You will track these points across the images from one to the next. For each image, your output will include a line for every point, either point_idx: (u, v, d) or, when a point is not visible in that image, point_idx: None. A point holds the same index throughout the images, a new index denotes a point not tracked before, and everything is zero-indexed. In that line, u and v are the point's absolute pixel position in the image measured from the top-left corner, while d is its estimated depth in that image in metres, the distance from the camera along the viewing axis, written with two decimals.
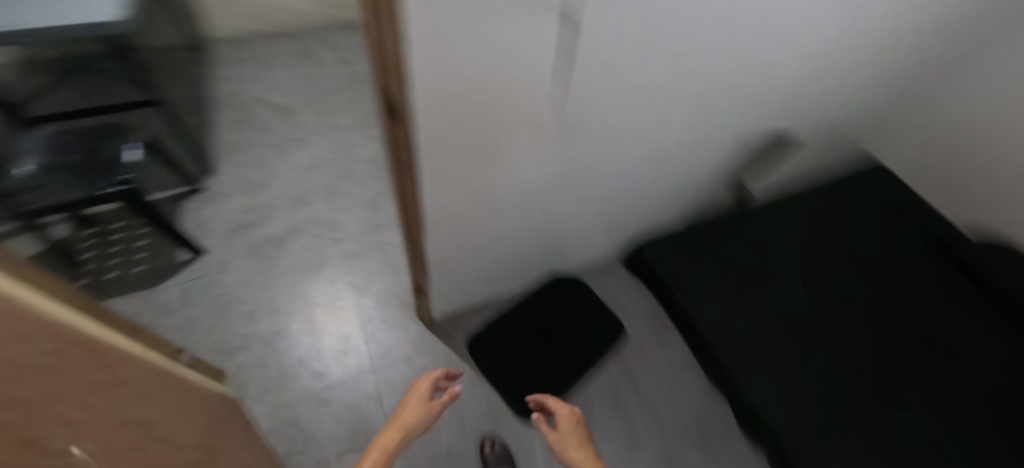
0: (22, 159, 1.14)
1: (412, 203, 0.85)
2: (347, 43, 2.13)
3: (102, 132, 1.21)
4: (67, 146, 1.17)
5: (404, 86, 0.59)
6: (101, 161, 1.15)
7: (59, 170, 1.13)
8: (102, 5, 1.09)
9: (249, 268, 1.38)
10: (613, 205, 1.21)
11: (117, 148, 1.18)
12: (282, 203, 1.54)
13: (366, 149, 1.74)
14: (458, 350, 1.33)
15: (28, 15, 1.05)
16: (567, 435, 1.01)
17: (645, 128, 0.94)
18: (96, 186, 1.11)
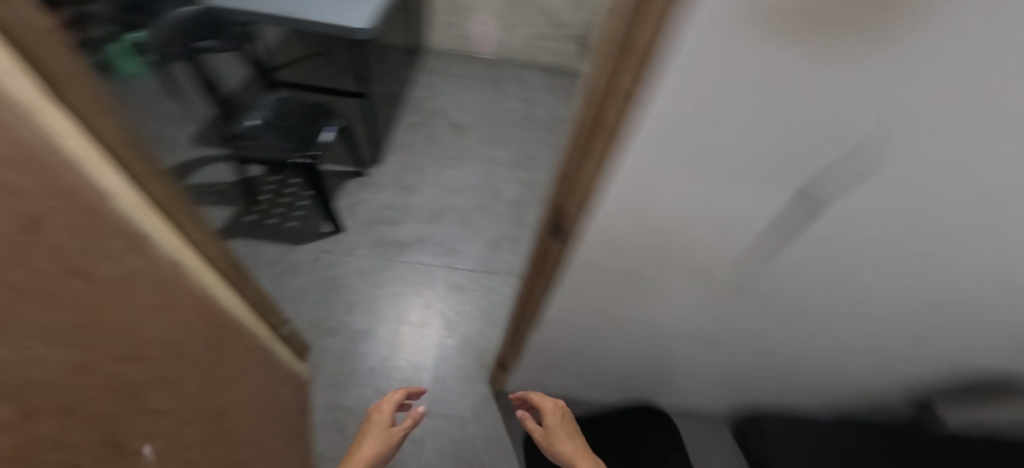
0: (254, 114, 1.36)
1: (534, 300, 0.77)
2: (533, 83, 2.28)
3: (314, 109, 1.41)
4: (287, 112, 1.38)
5: (584, 211, 0.50)
6: (305, 134, 1.33)
7: (275, 131, 1.33)
8: (359, 14, 1.26)
9: (369, 262, 1.46)
10: (750, 372, 1.00)
11: (320, 127, 1.36)
12: (420, 212, 1.62)
13: (510, 189, 1.77)
14: (513, 434, 1.21)
15: (305, 6, 1.26)
16: (555, 430, 0.93)
17: (838, 321, 0.74)
18: (290, 154, 1.28)
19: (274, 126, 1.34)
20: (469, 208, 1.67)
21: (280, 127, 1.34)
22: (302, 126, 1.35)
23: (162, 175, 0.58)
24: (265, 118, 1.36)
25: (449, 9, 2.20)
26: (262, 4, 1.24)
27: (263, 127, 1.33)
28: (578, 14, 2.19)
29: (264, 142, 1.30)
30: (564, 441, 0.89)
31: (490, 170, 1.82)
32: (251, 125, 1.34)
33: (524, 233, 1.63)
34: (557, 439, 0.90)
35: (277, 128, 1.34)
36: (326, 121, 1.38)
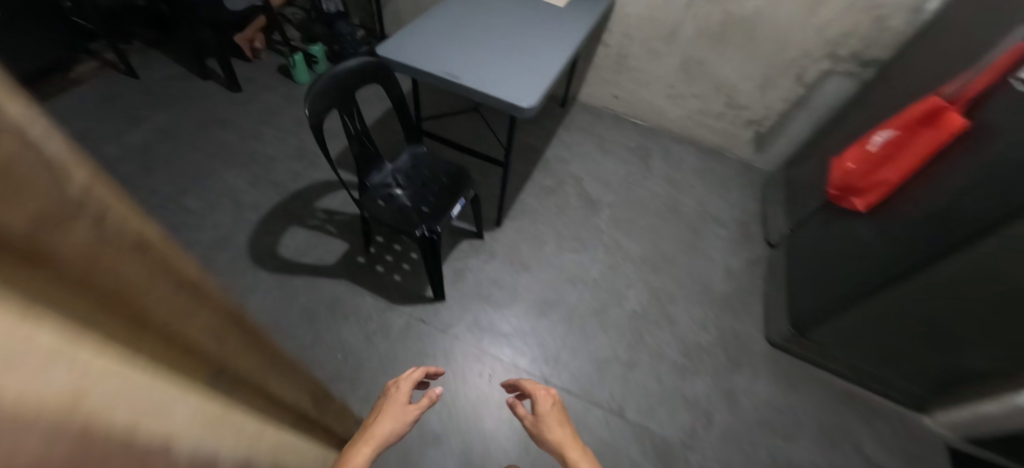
0: (392, 168, 1.29)
1: None
2: (684, 162, 1.98)
3: (450, 172, 1.30)
4: (423, 172, 1.29)
5: None
6: (435, 200, 1.23)
7: (408, 192, 1.24)
8: (529, 91, 1.11)
9: (461, 348, 1.31)
10: None
11: (451, 194, 1.25)
12: (527, 298, 1.44)
13: (634, 295, 1.50)
14: None
15: (473, 72, 1.14)
16: (547, 417, 0.86)
17: None
18: (412, 223, 1.17)
19: (407, 187, 1.25)
20: (582, 310, 1.44)
21: (413, 190, 1.25)
22: (435, 191, 1.25)
23: (254, 342, 0.42)
24: (402, 176, 1.28)
25: (613, 67, 1.99)
26: (431, 62, 1.15)
27: (397, 188, 1.25)
28: (765, 99, 1.83)
29: (393, 203, 1.21)
30: (557, 429, 0.83)
31: (615, 264, 1.57)
32: (385, 182, 1.26)
33: (638, 359, 1.36)
34: (549, 426, 0.84)
35: (409, 191, 1.25)
36: (458, 190, 1.26)
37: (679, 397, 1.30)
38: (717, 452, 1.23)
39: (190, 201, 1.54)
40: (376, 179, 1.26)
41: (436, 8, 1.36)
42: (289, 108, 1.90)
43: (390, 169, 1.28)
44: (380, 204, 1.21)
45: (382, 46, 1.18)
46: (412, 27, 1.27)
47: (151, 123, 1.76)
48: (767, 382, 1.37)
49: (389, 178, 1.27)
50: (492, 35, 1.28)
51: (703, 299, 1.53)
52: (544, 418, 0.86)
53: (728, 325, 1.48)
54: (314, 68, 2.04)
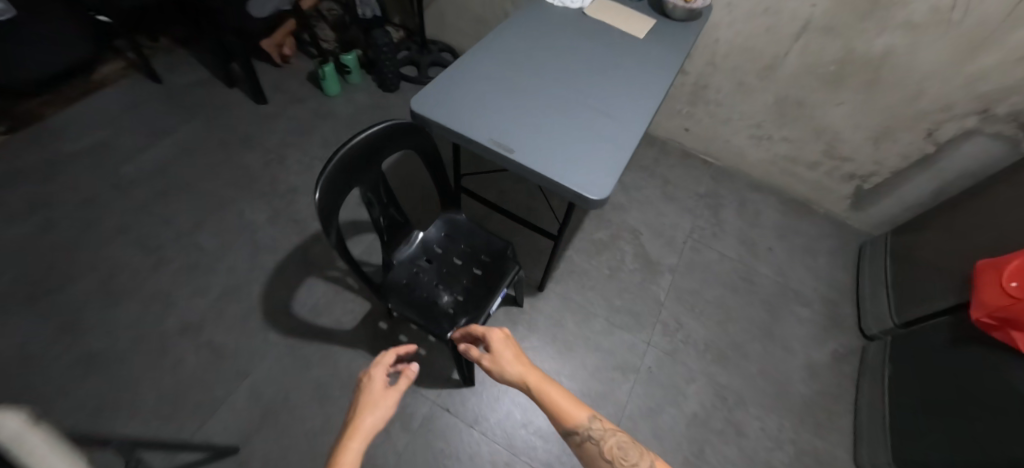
0: (423, 241, 1.09)
1: None
2: (764, 215, 1.68)
3: (492, 248, 1.09)
4: (459, 248, 1.09)
5: None
6: (472, 287, 1.02)
7: (440, 274, 1.04)
8: (599, 175, 0.88)
9: (490, 450, 1.14)
10: None
11: (492, 280, 1.04)
12: (569, 389, 1.24)
13: (694, 392, 1.27)
14: None
15: (528, 141, 0.92)
16: (502, 352, 0.82)
17: None
18: (438, 318, 0.97)
19: (439, 267, 1.05)
20: (630, 410, 1.23)
21: (446, 271, 1.05)
22: (472, 274, 1.05)
23: None
24: (434, 251, 1.08)
25: (688, 97, 1.68)
26: (478, 125, 0.93)
27: (428, 267, 1.05)
28: (876, 153, 1.49)
29: (421, 287, 1.02)
30: (514, 362, 0.80)
31: (673, 350, 1.34)
32: (414, 258, 1.06)
33: None
34: (507, 362, 0.80)
35: (442, 272, 1.04)
36: (498, 277, 1.04)
37: None
38: None
39: (204, 238, 1.40)
40: (405, 254, 1.07)
41: (485, 43, 1.13)
42: (316, 126, 1.71)
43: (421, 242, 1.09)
44: (405, 288, 1.01)
45: (419, 99, 0.96)
46: (455, 71, 1.04)
47: (173, 138, 1.62)
48: None
49: (419, 253, 1.07)
50: (552, 88, 1.04)
51: (779, 404, 1.28)
52: (500, 354, 0.82)
53: (807, 442, 1.23)
54: (346, 78, 1.83)
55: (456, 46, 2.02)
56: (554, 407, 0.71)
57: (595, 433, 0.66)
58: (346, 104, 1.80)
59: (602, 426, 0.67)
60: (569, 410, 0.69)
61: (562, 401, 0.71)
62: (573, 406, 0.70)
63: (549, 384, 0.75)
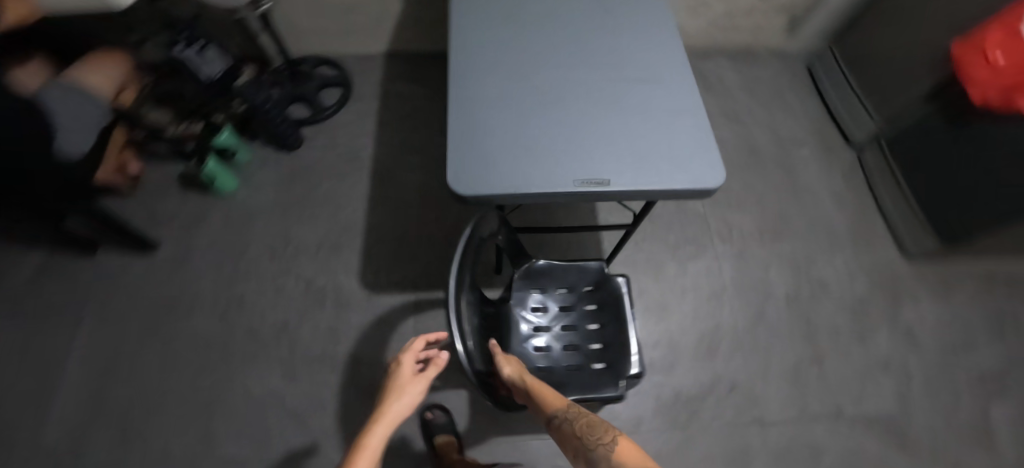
0: (521, 309, 0.95)
1: None
2: (728, 82, 1.68)
3: (587, 276, 0.99)
4: (558, 294, 0.97)
5: None
6: (601, 327, 0.94)
7: (564, 335, 0.94)
8: (698, 159, 0.78)
9: (666, 441, 1.14)
10: None
11: (612, 307, 0.96)
12: (688, 342, 1.25)
13: (776, 278, 1.34)
14: None
15: (604, 159, 0.77)
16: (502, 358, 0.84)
17: None
18: (603, 384, 0.88)
19: (557, 328, 0.94)
20: (743, 328, 1.27)
21: (567, 327, 0.94)
22: (591, 313, 0.95)
23: None
24: (540, 313, 0.95)
25: None
26: (546, 171, 0.75)
27: (548, 335, 0.93)
28: None
29: (559, 361, 0.91)
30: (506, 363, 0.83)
31: (739, 251, 1.37)
32: (529, 335, 0.93)
33: (822, 349, 1.26)
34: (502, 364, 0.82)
35: (563, 332, 0.94)
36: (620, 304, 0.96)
37: (875, 366, 1.25)
38: (933, 403, 1.20)
39: (230, 447, 1.09)
40: (518, 337, 0.93)
41: (456, 57, 0.87)
42: (245, 239, 1.32)
43: (520, 313, 0.94)
44: (546, 373, 0.90)
45: (459, 176, 0.73)
46: (460, 113, 0.80)
47: (74, 359, 1.16)
48: (931, 301, 1.33)
49: (527, 325, 0.94)
50: (573, 78, 0.86)
51: (835, 244, 1.40)
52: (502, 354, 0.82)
53: (871, 262, 1.38)
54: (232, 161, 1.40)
55: (328, 51, 1.59)
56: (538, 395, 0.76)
57: (573, 418, 0.72)
58: (257, 192, 1.39)
59: (576, 411, 0.73)
60: (550, 397, 0.74)
61: (546, 390, 0.76)
62: (554, 394, 0.75)
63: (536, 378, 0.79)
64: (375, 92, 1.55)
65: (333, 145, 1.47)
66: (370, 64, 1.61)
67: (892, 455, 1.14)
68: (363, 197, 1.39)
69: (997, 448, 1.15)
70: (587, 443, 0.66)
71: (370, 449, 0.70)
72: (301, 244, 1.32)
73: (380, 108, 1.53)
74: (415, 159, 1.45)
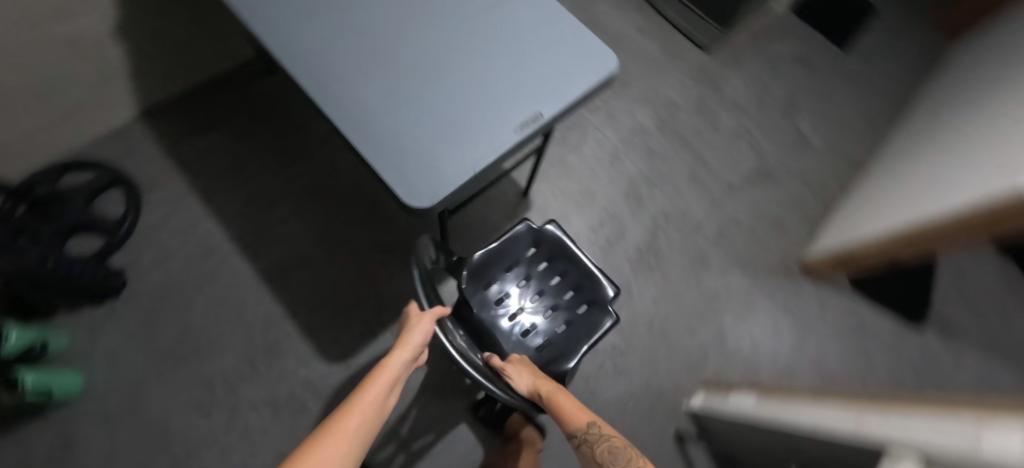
0: (489, 310, 0.96)
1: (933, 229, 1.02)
2: None
3: (522, 241, 1.02)
4: (510, 274, 1.00)
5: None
6: (562, 276, 1.00)
7: (538, 304, 0.98)
8: (591, 48, 0.78)
9: (653, 285, 1.34)
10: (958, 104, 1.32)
11: (559, 253, 1.02)
12: (620, 205, 1.42)
13: (642, 116, 1.55)
14: (847, 289, 1.42)
15: (521, 95, 0.72)
16: (518, 372, 0.80)
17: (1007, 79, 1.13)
18: (594, 322, 0.96)
19: (529, 303, 0.98)
20: (646, 168, 1.48)
21: (537, 296, 0.99)
22: (547, 270, 1.01)
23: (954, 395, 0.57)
24: (507, 301, 0.98)
25: None
26: (484, 134, 0.69)
27: (527, 315, 0.97)
28: None
29: (550, 328, 0.96)
30: (523, 376, 0.80)
31: (607, 112, 1.54)
32: (511, 326, 0.96)
33: (699, 148, 1.55)
34: (519, 378, 0.78)
35: (536, 302, 0.98)
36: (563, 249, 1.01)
37: (731, 139, 1.59)
38: (772, 141, 1.61)
39: None
40: (504, 335, 0.95)
41: (296, 71, 0.70)
42: (152, 414, 1.02)
43: (491, 314, 0.96)
44: (547, 347, 0.95)
45: (409, 188, 0.63)
46: (354, 127, 0.66)
47: None
48: (735, 72, 1.70)
49: (504, 319, 0.97)
50: (432, 33, 0.77)
51: (663, 67, 1.65)
52: (511, 368, 0.80)
53: (688, 65, 1.67)
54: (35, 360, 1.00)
55: (60, 153, 1.16)
56: (559, 412, 0.76)
57: (593, 440, 0.73)
58: (121, 359, 1.06)
59: (598, 432, 0.74)
60: (573, 415, 0.75)
61: (567, 407, 0.77)
62: (576, 413, 0.76)
63: (555, 392, 0.78)
64: (171, 167, 1.23)
65: (171, 252, 1.15)
66: (134, 139, 1.24)
67: (772, 189, 1.53)
68: (256, 279, 1.16)
69: (814, 144, 1.62)
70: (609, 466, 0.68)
71: (388, 368, 0.65)
72: (226, 373, 1.07)
73: (193, 180, 1.23)
74: (280, 210, 1.23)
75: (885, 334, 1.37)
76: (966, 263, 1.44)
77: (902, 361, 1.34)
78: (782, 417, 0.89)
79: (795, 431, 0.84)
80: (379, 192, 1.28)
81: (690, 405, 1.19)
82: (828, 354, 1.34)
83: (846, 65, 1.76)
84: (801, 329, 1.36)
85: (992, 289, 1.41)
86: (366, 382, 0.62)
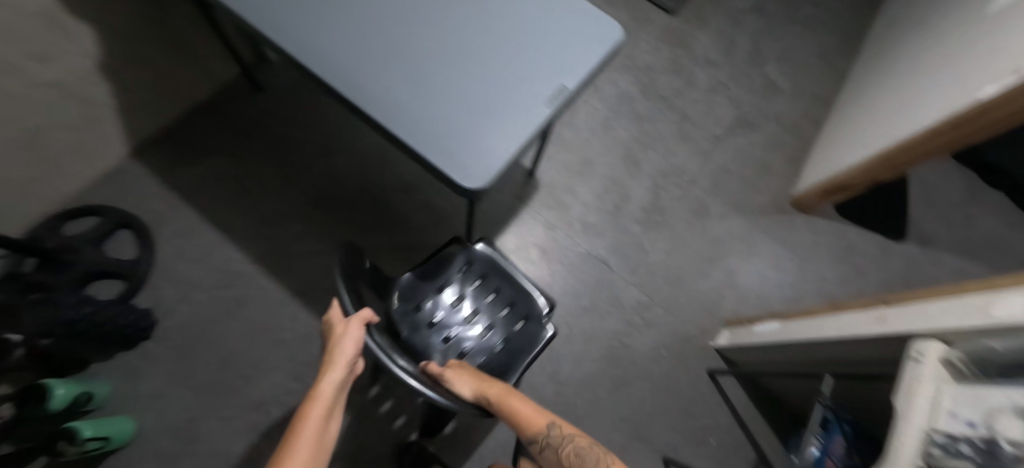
0: (421, 332, 0.91)
1: (895, 155, 1.19)
2: None
3: (454, 260, 0.99)
4: (442, 295, 0.95)
5: (980, 109, 0.95)
6: (499, 292, 0.97)
7: (473, 325, 0.94)
8: (597, 20, 0.82)
9: (662, 239, 1.41)
10: (910, 34, 1.44)
11: (492, 270, 0.98)
12: (619, 170, 1.48)
13: (625, 83, 1.62)
14: (833, 216, 1.53)
15: (542, 73, 0.76)
16: (460, 378, 0.74)
17: (932, 27, 1.33)
18: (532, 340, 0.92)
19: (464, 322, 0.94)
20: (637, 131, 1.55)
21: (471, 317, 0.94)
22: (481, 288, 0.97)
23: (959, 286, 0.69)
24: (441, 322, 0.93)
25: None
26: (518, 112, 0.72)
27: (462, 334, 0.93)
28: None
29: (485, 348, 0.92)
30: (467, 382, 0.74)
31: (591, 84, 1.60)
32: (447, 346, 0.92)
33: (682, 106, 1.63)
34: (462, 385, 0.72)
35: (472, 321, 0.94)
36: (494, 264, 0.98)
37: (710, 92, 1.67)
38: (746, 89, 1.70)
39: None
40: (439, 356, 0.90)
41: (325, 74, 0.71)
42: (209, 444, 1.02)
43: (423, 336, 0.91)
44: (486, 367, 0.91)
45: (462, 171, 0.67)
46: (395, 120, 0.69)
47: None
48: (702, 29, 1.78)
49: (436, 342, 0.92)
50: (446, 20, 0.78)
51: (635, 33, 1.72)
52: (452, 375, 0.75)
53: (658, 29, 1.74)
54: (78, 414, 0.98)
55: (54, 202, 1.12)
56: (517, 415, 0.71)
57: (554, 444, 0.70)
58: (167, 397, 1.05)
59: (559, 433, 0.71)
60: (530, 417, 0.71)
61: (523, 408, 0.72)
62: (532, 416, 0.72)
63: (505, 392, 0.73)
64: (174, 200, 1.21)
65: (194, 283, 1.14)
66: (130, 178, 1.21)
67: (753, 134, 1.63)
68: (287, 296, 1.16)
69: (784, 88, 1.72)
70: None
71: (321, 397, 0.59)
72: (274, 392, 1.08)
73: (200, 209, 1.21)
74: (295, 226, 1.23)
75: (873, 251, 1.49)
76: (932, 175, 1.58)
77: (891, 272, 1.46)
78: (806, 332, 0.99)
79: (822, 340, 0.93)
80: (390, 193, 1.29)
81: (716, 344, 1.28)
82: (827, 277, 1.45)
83: (800, 10, 1.88)
84: (800, 258, 1.47)
85: (958, 196, 1.55)
86: (300, 418, 0.57)
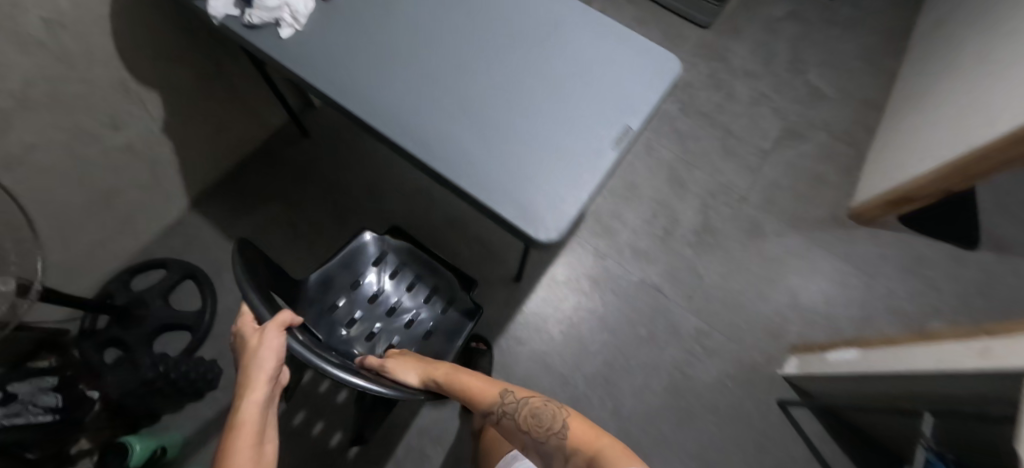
0: (339, 332, 0.87)
1: (970, 162, 1.11)
2: None
3: (369, 255, 0.95)
4: (359, 292, 0.92)
5: None
6: (418, 281, 0.95)
7: (396, 316, 0.92)
8: (657, 58, 0.80)
9: (716, 261, 1.36)
10: (967, 30, 1.36)
11: (410, 260, 0.96)
12: (665, 192, 1.44)
13: (665, 103, 1.59)
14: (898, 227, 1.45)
15: (605, 116, 0.74)
16: (401, 367, 0.72)
17: (996, 20, 1.24)
18: (458, 322, 0.92)
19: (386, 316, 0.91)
20: (681, 151, 1.51)
21: (394, 308, 0.92)
22: (399, 281, 0.94)
23: None
24: (361, 320, 0.90)
25: None
26: (584, 157, 0.71)
27: (385, 330, 0.90)
28: None
29: (414, 337, 0.90)
30: (410, 371, 0.72)
31: None
32: (372, 344, 0.89)
33: (725, 122, 1.58)
34: (403, 373, 0.70)
35: (393, 313, 0.92)
36: (412, 255, 0.96)
37: (753, 105, 1.62)
38: (791, 100, 1.64)
39: None
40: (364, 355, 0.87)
41: (387, 129, 0.71)
42: None
43: (342, 337, 0.87)
44: None
45: (534, 222, 0.65)
46: (462, 172, 0.68)
47: None
48: (740, 42, 1.74)
49: (358, 339, 0.88)
50: (501, 67, 0.77)
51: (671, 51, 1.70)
52: (394, 366, 0.72)
53: (694, 45, 1.72)
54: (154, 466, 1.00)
55: (123, 257, 1.17)
56: (468, 391, 0.69)
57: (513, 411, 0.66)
58: None
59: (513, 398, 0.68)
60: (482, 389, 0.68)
61: (473, 383, 0.70)
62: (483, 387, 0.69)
63: (450, 372, 0.72)
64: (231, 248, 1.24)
65: None
66: (190, 228, 1.25)
67: (803, 146, 1.57)
68: None
69: (831, 95, 1.66)
70: (536, 438, 0.62)
71: (246, 421, 0.48)
72: None
73: None
74: None
75: (946, 263, 1.40)
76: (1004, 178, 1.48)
77: (968, 284, 1.36)
78: (891, 365, 0.92)
79: (913, 374, 0.86)
80: (437, 230, 1.30)
81: (785, 372, 1.21)
82: (897, 293, 1.36)
83: (842, 14, 1.82)
84: (865, 273, 1.39)
85: None
86: (226, 451, 0.45)
